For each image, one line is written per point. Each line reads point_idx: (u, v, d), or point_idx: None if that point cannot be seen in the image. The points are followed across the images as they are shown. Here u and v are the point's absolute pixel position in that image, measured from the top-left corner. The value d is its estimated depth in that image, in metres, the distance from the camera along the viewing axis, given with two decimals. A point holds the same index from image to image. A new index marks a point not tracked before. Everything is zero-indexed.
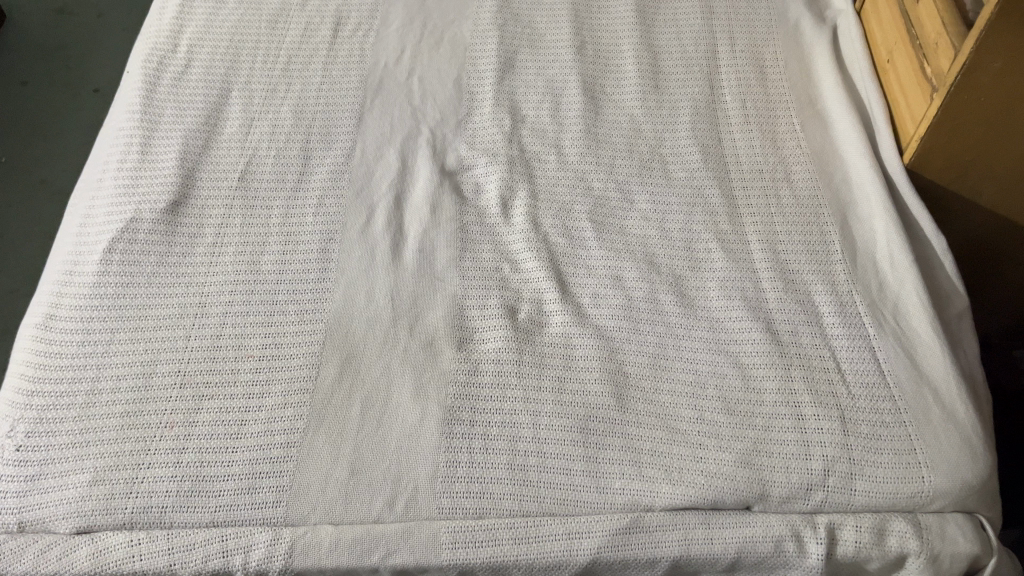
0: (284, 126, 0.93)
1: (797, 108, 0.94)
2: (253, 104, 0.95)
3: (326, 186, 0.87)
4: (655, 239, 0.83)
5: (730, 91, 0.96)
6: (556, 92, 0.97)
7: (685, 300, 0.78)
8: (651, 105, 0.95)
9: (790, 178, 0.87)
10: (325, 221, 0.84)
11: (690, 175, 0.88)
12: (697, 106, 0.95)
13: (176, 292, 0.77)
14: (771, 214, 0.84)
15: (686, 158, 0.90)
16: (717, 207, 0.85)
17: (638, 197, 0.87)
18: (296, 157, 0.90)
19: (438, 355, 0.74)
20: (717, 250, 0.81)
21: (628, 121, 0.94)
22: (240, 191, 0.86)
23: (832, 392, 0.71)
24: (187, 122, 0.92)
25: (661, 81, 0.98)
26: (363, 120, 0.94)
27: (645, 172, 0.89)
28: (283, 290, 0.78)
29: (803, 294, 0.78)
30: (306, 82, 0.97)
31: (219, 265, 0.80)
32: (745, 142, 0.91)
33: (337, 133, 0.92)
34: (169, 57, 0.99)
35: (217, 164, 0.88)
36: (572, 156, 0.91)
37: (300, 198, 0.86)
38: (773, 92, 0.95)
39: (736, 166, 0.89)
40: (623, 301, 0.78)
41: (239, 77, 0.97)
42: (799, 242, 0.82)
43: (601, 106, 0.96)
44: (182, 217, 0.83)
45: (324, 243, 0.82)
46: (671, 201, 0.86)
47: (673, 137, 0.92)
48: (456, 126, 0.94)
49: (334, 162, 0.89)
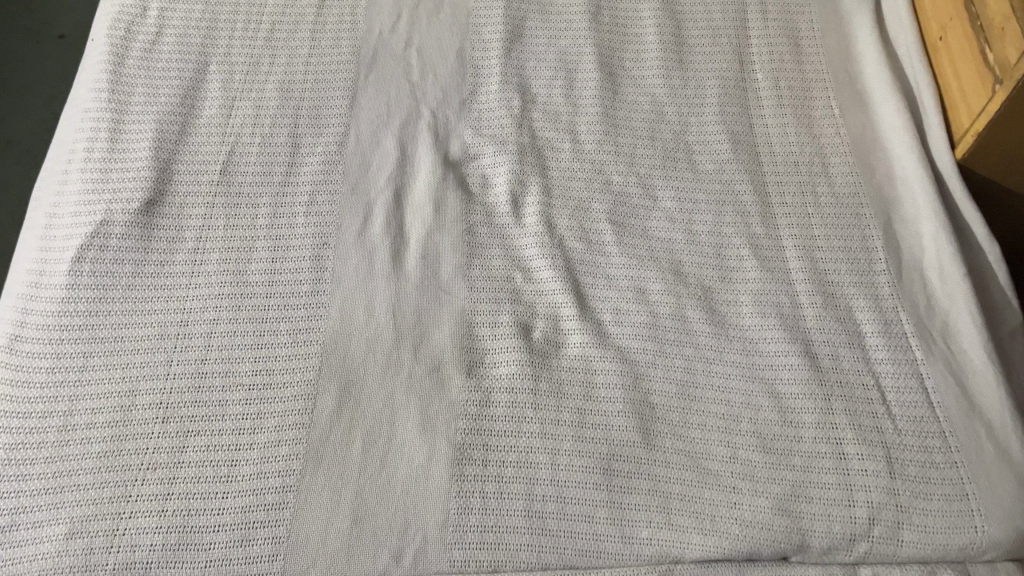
0: (268, 107, 0.84)
1: (835, 89, 0.85)
2: (234, 81, 0.85)
3: (318, 181, 0.79)
4: (681, 243, 0.75)
5: (761, 67, 0.87)
6: (570, 67, 0.88)
7: (716, 317, 0.71)
8: (675, 84, 0.86)
9: (829, 172, 0.80)
10: (318, 224, 0.76)
11: (719, 167, 0.80)
12: (726, 86, 0.86)
13: (154, 309, 0.70)
14: (808, 215, 0.77)
15: (714, 147, 0.82)
16: (749, 205, 0.77)
17: (662, 192, 0.79)
18: (283, 145, 0.81)
19: (446, 382, 0.67)
20: (749, 257, 0.74)
21: (650, 102, 0.85)
22: (222, 187, 0.77)
23: (877, 427, 0.65)
24: (162, 102, 0.83)
25: (685, 55, 0.88)
26: (356, 100, 0.85)
27: (668, 163, 0.81)
28: (273, 306, 0.71)
29: (843, 310, 0.71)
30: (293, 53, 0.88)
31: (202, 276, 0.72)
32: (779, 128, 0.83)
33: (327, 116, 0.83)
34: (138, 22, 0.89)
35: (196, 154, 0.79)
36: (588, 143, 0.82)
37: (288, 196, 0.77)
38: (809, 69, 0.87)
39: (769, 157, 0.81)
40: (647, 318, 0.71)
41: (218, 48, 0.87)
42: (840, 249, 0.75)
43: (620, 84, 0.87)
44: (158, 218, 0.75)
45: (317, 250, 0.74)
46: (698, 198, 0.78)
47: (700, 121, 0.83)
48: (459, 107, 0.85)
49: (327, 151, 0.81)
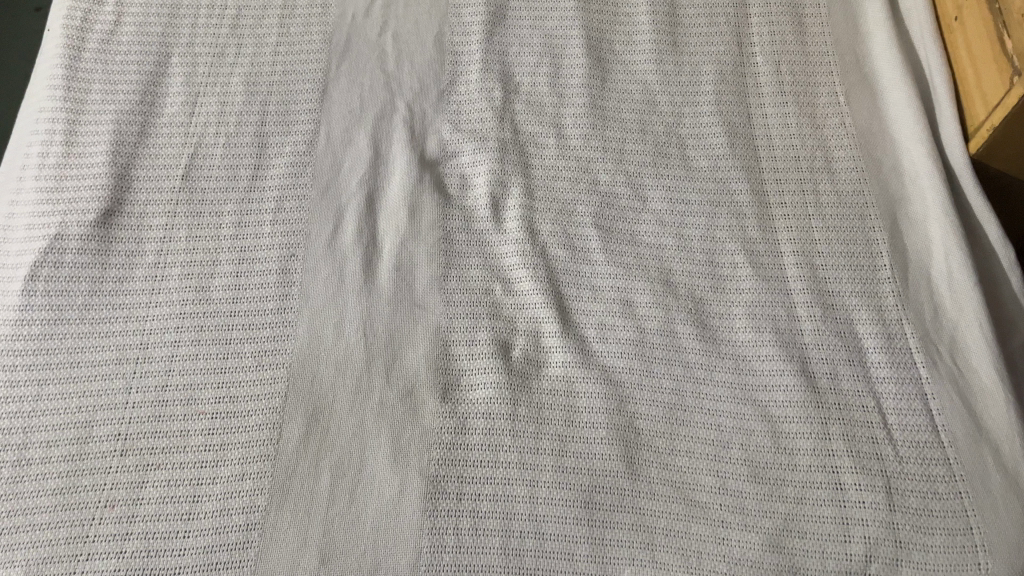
0: (234, 102, 0.79)
1: (841, 73, 0.79)
2: (197, 74, 0.80)
3: (286, 185, 0.74)
4: (672, 250, 0.71)
5: (761, 50, 0.81)
6: (556, 52, 0.82)
7: (707, 332, 0.67)
8: (668, 70, 0.80)
9: (832, 168, 0.74)
10: (285, 233, 0.72)
11: (714, 164, 0.75)
12: (723, 71, 0.80)
13: (112, 331, 0.66)
14: (808, 216, 0.72)
15: (708, 140, 0.76)
16: (745, 206, 0.72)
17: (652, 193, 0.74)
18: (249, 145, 0.76)
19: (419, 408, 0.64)
20: (744, 265, 0.70)
21: (641, 90, 0.79)
22: (184, 194, 0.73)
23: (877, 454, 0.61)
24: (120, 100, 0.78)
25: (679, 37, 0.82)
26: (327, 94, 0.79)
27: (659, 160, 0.75)
28: (238, 325, 0.67)
29: (843, 323, 0.67)
30: (260, 42, 0.82)
31: (162, 293, 0.68)
32: (779, 118, 0.77)
33: (296, 111, 0.78)
34: (95, 10, 0.83)
35: (156, 157, 0.75)
36: (574, 138, 0.77)
37: (254, 202, 0.73)
38: (813, 52, 0.80)
39: (767, 151, 0.75)
40: (634, 333, 0.67)
41: (180, 38, 0.82)
42: (841, 254, 0.70)
43: (609, 70, 0.81)
44: (116, 230, 0.71)
45: (285, 263, 0.70)
46: (691, 199, 0.73)
47: (694, 112, 0.78)
48: (437, 98, 0.80)
49: (296, 151, 0.76)
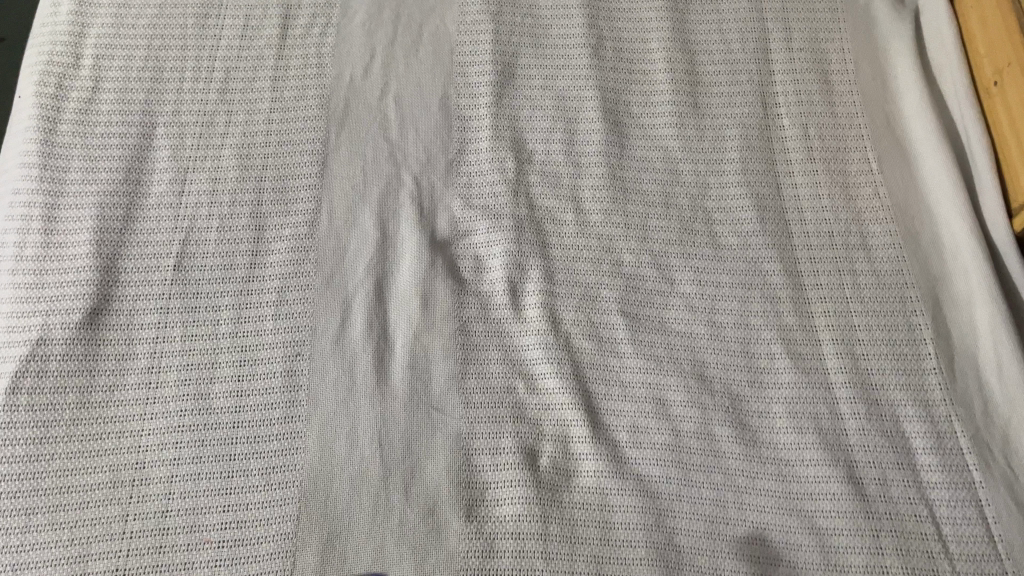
0: (226, 178, 0.73)
1: (873, 136, 0.74)
2: (185, 147, 0.74)
3: (286, 273, 0.69)
4: (704, 339, 0.67)
5: (787, 110, 0.76)
6: (570, 116, 0.77)
7: (746, 434, 0.63)
8: (690, 134, 0.76)
9: (868, 244, 0.69)
10: (289, 329, 0.66)
11: (744, 241, 0.70)
12: (749, 135, 0.75)
13: (105, 449, 0.61)
14: (846, 299, 0.67)
15: (737, 214, 0.72)
16: (780, 289, 0.68)
17: (680, 275, 0.69)
18: (245, 228, 0.70)
19: (443, 529, 0.59)
20: (781, 356, 0.65)
21: (662, 158, 0.75)
22: (177, 287, 0.67)
23: (933, 569, 0.58)
24: (102, 179, 0.72)
25: (701, 97, 0.77)
26: (327, 167, 0.74)
27: (686, 237, 0.71)
28: (242, 438, 0.62)
29: (889, 421, 0.63)
30: (251, 110, 0.76)
31: (158, 404, 0.63)
32: (810, 188, 0.72)
33: (294, 188, 0.73)
34: (70, 73, 0.77)
35: (145, 244, 0.69)
36: (594, 214, 0.72)
37: (253, 294, 0.68)
38: (842, 111, 0.75)
39: (799, 226, 0.71)
40: (669, 438, 0.63)
41: (165, 105, 0.76)
42: (883, 342, 0.65)
43: (628, 135, 0.76)
44: (105, 330, 0.65)
45: (289, 364, 0.65)
46: (721, 281, 0.69)
47: (720, 182, 0.73)
48: (445, 170, 0.74)
49: (296, 233, 0.71)
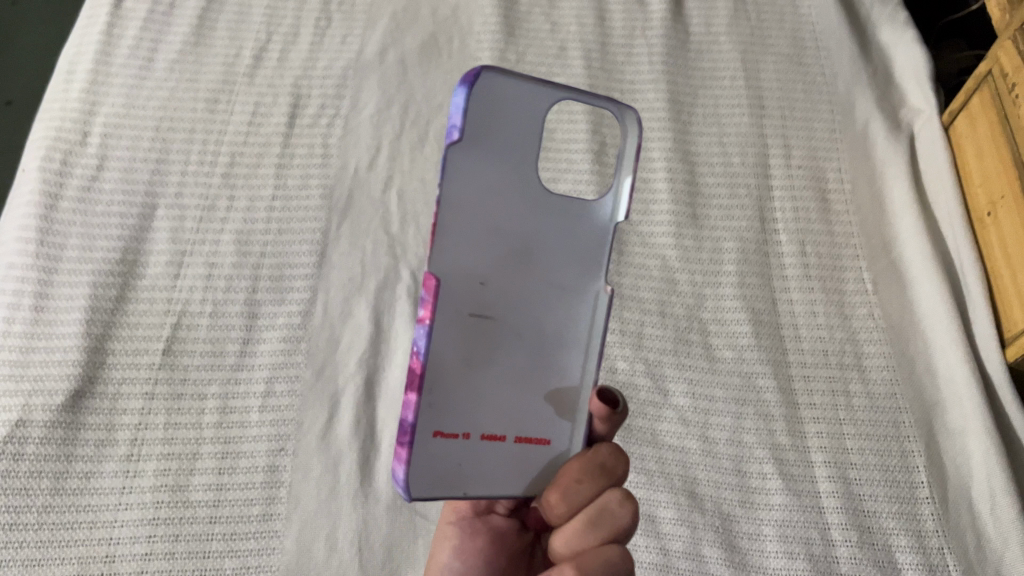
0: (223, 264, 0.73)
1: (868, 258, 0.75)
2: (185, 230, 0.74)
3: (277, 363, 0.68)
4: (696, 454, 0.66)
5: (785, 226, 0.77)
6: None
7: (736, 555, 0.62)
8: (688, 244, 0.76)
9: (861, 365, 0.69)
10: (275, 421, 0.65)
11: (739, 355, 0.70)
12: (746, 248, 0.76)
13: (75, 539, 0.59)
14: (839, 420, 0.67)
15: (733, 328, 0.72)
16: (773, 407, 0.68)
17: (673, 385, 0.69)
18: (238, 315, 0.70)
19: None
20: (773, 476, 0.65)
21: (660, 266, 0.75)
22: (164, 372, 0.67)
23: None
24: (98, 258, 0.71)
25: (700, 207, 0.78)
26: (325, 258, 0.74)
27: (681, 347, 0.71)
28: (219, 534, 0.60)
29: (881, 551, 0.62)
30: (255, 195, 0.77)
31: (134, 493, 0.61)
32: (806, 306, 0.73)
33: (292, 276, 0.72)
34: (77, 150, 0.77)
35: (135, 327, 0.68)
36: None
37: (241, 384, 0.67)
38: (838, 231, 0.76)
39: (794, 342, 0.71)
40: (658, 556, 0.62)
41: (167, 188, 0.76)
42: (876, 467, 0.65)
43: (626, 242, 0.77)
44: (87, 414, 0.64)
45: (272, 458, 0.63)
46: (715, 396, 0.68)
47: (716, 294, 0.73)
48: None
49: (289, 323, 0.70)
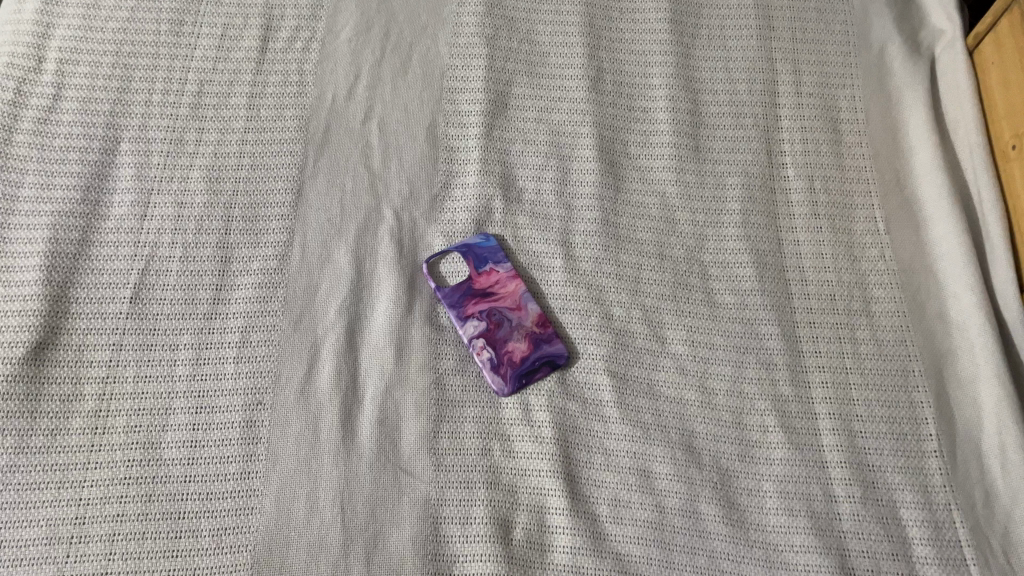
0: (193, 204, 0.68)
1: (881, 195, 0.70)
2: (151, 166, 0.69)
3: (252, 311, 0.64)
4: (696, 406, 0.62)
5: (793, 159, 0.72)
6: (563, 152, 0.72)
7: (735, 512, 0.59)
8: (689, 180, 0.71)
9: (870, 310, 0.66)
10: (251, 374, 0.62)
11: (741, 300, 0.66)
12: (751, 184, 0.71)
13: (43, 501, 0.56)
14: (845, 370, 0.64)
15: (735, 271, 0.68)
16: (776, 355, 0.64)
17: (672, 333, 0.65)
18: (210, 260, 0.66)
19: None
20: (776, 429, 0.62)
21: (659, 203, 0.70)
22: (133, 321, 0.63)
23: None
24: (59, 198, 0.67)
25: (702, 139, 0.73)
26: (302, 196, 0.69)
27: (680, 292, 0.66)
28: (194, 494, 0.58)
29: (885, 507, 0.59)
30: (226, 128, 0.71)
31: (105, 451, 0.58)
32: (813, 246, 0.68)
33: (266, 216, 0.68)
34: (32, 78, 0.71)
35: (100, 273, 0.64)
36: (585, 260, 0.68)
37: (215, 334, 0.63)
38: (849, 165, 0.71)
39: (799, 286, 0.67)
40: (652, 515, 0.59)
41: (131, 119, 0.71)
42: (882, 420, 0.62)
43: (624, 177, 0.72)
44: (51, 367, 0.60)
45: (249, 413, 0.60)
46: (715, 344, 0.65)
47: (718, 235, 0.69)
48: (429, 205, 0.70)
49: (264, 267, 0.66)
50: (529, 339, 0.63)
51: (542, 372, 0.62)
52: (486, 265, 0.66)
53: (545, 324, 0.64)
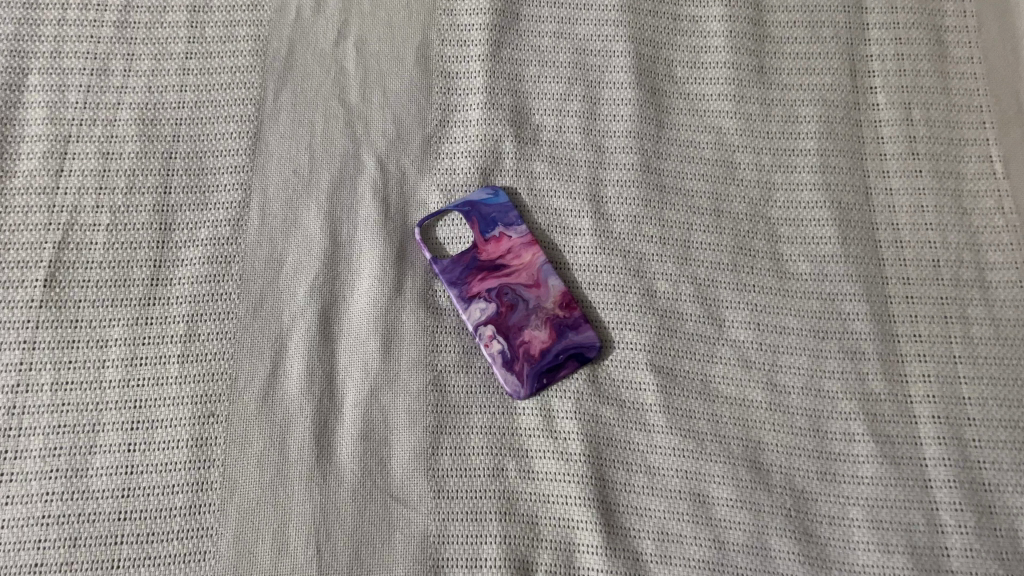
0: (122, 154, 0.54)
1: (998, 126, 0.55)
2: (67, 105, 0.54)
3: (199, 295, 0.51)
4: (763, 410, 0.49)
5: (886, 81, 0.56)
6: (591, 77, 0.57)
7: (813, 547, 0.47)
8: (752, 111, 0.56)
9: (984, 280, 0.52)
10: (200, 377, 0.49)
11: (819, 269, 0.52)
12: (831, 116, 0.56)
13: None
14: (953, 359, 0.50)
15: (811, 231, 0.53)
16: (863, 342, 0.51)
17: (731, 314, 0.51)
18: (146, 228, 0.52)
19: None
20: (864, 439, 0.49)
21: (713, 142, 0.55)
22: (50, 311, 0.50)
23: None
24: None
25: (768, 56, 0.57)
26: (260, 142, 0.54)
27: (741, 261, 0.53)
28: (132, 535, 0.46)
29: (1005, 539, 0.46)
30: (162, 54, 0.56)
31: (18, 482, 0.46)
32: (911, 196, 0.54)
33: (215, 169, 0.54)
34: None
35: (7, 249, 0.51)
36: (619, 220, 0.53)
37: (153, 325, 0.50)
38: (959, 87, 0.56)
39: (893, 249, 0.53)
40: (709, 552, 0.46)
41: (40, 44, 0.56)
42: (1002, 424, 0.49)
43: (668, 108, 0.56)
44: None
45: (198, 428, 0.48)
46: (787, 328, 0.51)
47: (789, 183, 0.54)
48: (421, 150, 0.55)
49: (214, 236, 0.52)
50: (550, 325, 0.50)
51: (568, 368, 0.49)
52: (494, 229, 0.52)
53: (570, 305, 0.51)
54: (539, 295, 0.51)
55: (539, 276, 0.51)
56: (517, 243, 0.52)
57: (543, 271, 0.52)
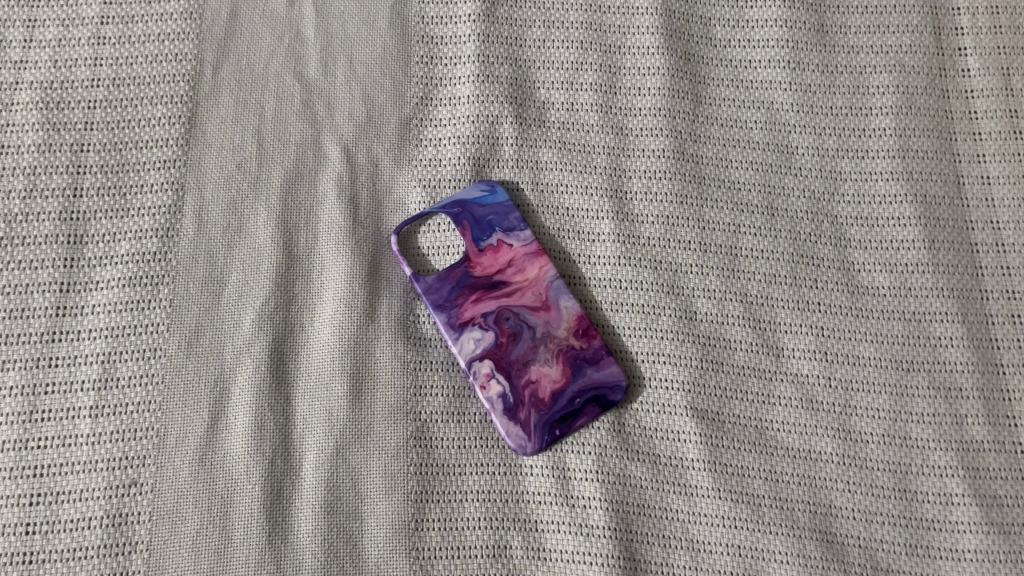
0: (20, 148, 0.42)
1: None
2: None
3: (118, 329, 0.40)
4: (835, 465, 0.39)
5: (980, 39, 0.45)
6: (609, 40, 0.45)
7: None
8: (811, 81, 0.45)
9: None
10: (119, 435, 0.38)
11: (900, 282, 0.41)
12: (911, 84, 0.44)
13: None
14: None
15: (890, 233, 0.42)
16: (959, 375, 0.40)
17: (791, 341, 0.41)
18: (50, 243, 0.41)
19: None
20: (964, 502, 0.38)
21: (763, 121, 0.44)
22: None
23: None
24: None
25: (831, 10, 0.45)
26: (194, 129, 0.43)
27: (802, 272, 0.42)
28: None
29: None
30: (70, 19, 0.45)
31: None
32: (1014, 186, 0.43)
33: (138, 165, 0.42)
34: None
35: None
36: (647, 223, 0.42)
37: (60, 369, 0.39)
38: None
39: (995, 254, 0.42)
40: None
41: None
42: None
43: (707, 78, 0.45)
44: None
45: (116, 503, 0.37)
46: (862, 358, 0.41)
47: (859, 171, 0.43)
48: (397, 135, 0.44)
49: (136, 252, 0.41)
50: (564, 361, 0.39)
51: (586, 415, 0.39)
52: (491, 235, 0.41)
53: (588, 334, 0.40)
54: (547, 320, 0.40)
55: (547, 296, 0.40)
56: (520, 254, 0.41)
57: (552, 289, 0.41)
